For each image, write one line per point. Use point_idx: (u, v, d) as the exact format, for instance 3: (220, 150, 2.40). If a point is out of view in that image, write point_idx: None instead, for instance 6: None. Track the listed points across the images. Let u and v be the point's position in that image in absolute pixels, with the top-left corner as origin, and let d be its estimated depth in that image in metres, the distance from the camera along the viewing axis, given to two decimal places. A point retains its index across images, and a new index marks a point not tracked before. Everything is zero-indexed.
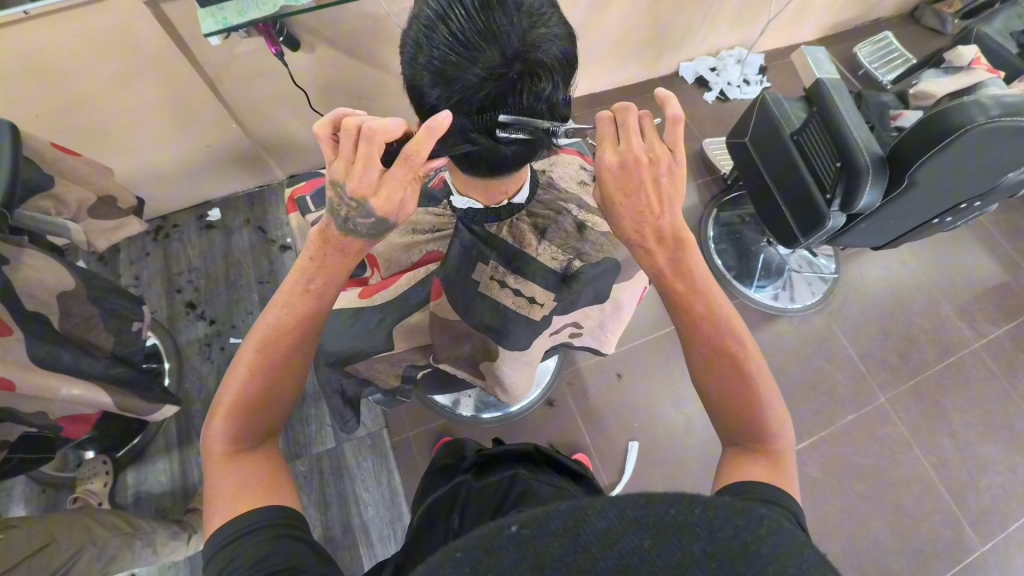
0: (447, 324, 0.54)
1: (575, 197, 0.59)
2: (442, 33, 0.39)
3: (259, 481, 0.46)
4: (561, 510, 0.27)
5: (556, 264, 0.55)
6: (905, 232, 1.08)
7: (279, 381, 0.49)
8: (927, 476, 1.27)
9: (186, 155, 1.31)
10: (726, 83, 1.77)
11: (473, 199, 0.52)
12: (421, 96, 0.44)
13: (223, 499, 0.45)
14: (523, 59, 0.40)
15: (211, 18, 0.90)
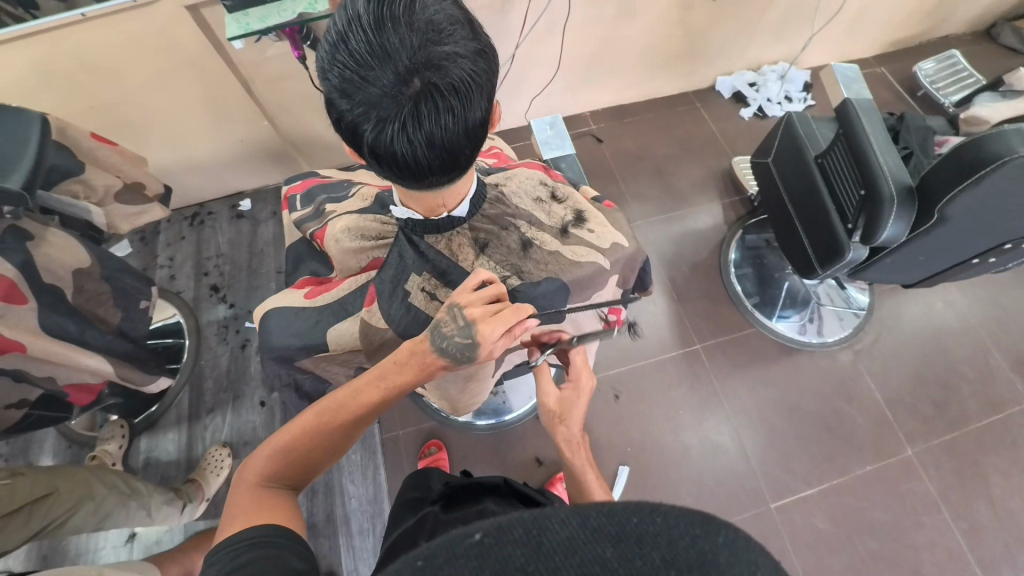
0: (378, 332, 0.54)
1: (527, 212, 0.57)
2: (342, 51, 0.41)
3: (274, 513, 0.41)
4: (521, 516, 0.23)
5: (490, 281, 0.55)
6: (938, 271, 0.98)
7: (327, 447, 0.46)
8: (954, 544, 1.14)
9: (221, 148, 1.41)
10: (764, 99, 1.69)
11: (412, 210, 0.52)
12: (333, 112, 0.44)
13: (232, 518, 0.39)
14: (421, 72, 0.40)
15: (236, 23, 0.96)
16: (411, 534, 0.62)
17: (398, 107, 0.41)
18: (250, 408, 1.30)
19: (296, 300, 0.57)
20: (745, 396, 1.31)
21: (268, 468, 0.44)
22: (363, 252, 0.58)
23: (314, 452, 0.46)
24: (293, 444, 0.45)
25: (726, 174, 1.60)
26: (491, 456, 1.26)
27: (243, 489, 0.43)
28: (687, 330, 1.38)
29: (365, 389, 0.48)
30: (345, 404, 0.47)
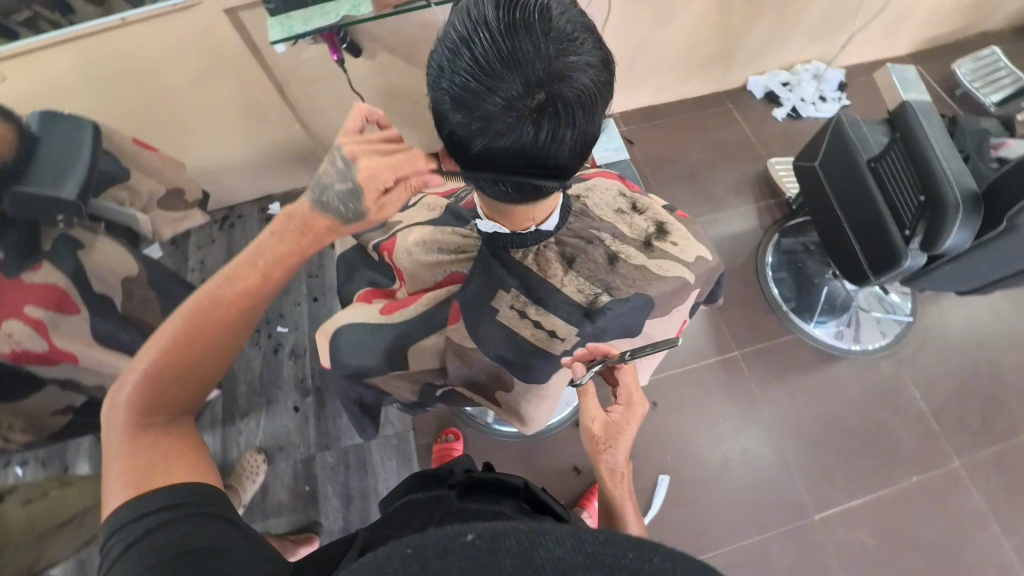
0: (466, 348, 0.54)
1: (609, 224, 0.56)
2: (466, 58, 0.39)
3: (168, 455, 0.44)
4: (520, 529, 0.28)
5: (580, 297, 0.53)
6: (999, 279, 0.95)
7: (209, 351, 0.48)
8: (1004, 559, 1.11)
9: (252, 151, 1.40)
10: (799, 100, 1.65)
11: (501, 225, 0.52)
12: (444, 120, 0.44)
13: (126, 476, 0.42)
14: (547, 88, 0.39)
15: (280, 26, 0.94)
16: (423, 515, 0.61)
17: (520, 125, 0.40)
18: (283, 412, 1.29)
19: (369, 314, 0.56)
20: (784, 405, 1.28)
21: (145, 399, 0.45)
22: (440, 267, 0.58)
23: (196, 365, 0.47)
24: (166, 361, 0.46)
25: (760, 177, 1.57)
26: (527, 464, 1.24)
27: (126, 436, 0.44)
28: (724, 336, 1.36)
29: (245, 285, 0.49)
30: (216, 307, 0.48)
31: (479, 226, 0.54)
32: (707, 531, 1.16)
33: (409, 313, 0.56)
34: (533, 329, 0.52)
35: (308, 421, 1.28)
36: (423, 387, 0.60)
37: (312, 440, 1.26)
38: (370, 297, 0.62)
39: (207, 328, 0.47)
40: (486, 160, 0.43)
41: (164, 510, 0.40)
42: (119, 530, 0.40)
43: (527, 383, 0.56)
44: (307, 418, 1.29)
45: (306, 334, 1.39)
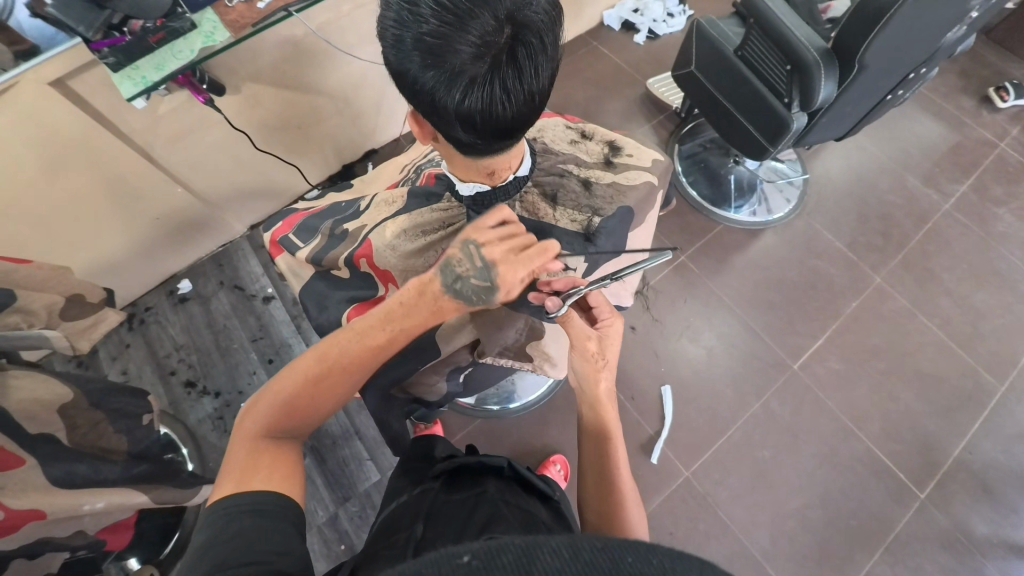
0: (487, 315, 0.61)
1: (571, 156, 0.65)
2: (431, 8, 0.41)
3: (274, 470, 0.49)
4: (515, 544, 0.29)
5: (575, 226, 0.61)
6: (863, 115, 1.11)
7: (338, 394, 0.55)
8: (936, 337, 1.34)
9: (134, 233, 1.24)
10: (652, 21, 1.77)
11: (479, 182, 0.57)
12: (414, 82, 0.46)
13: (235, 471, 0.48)
14: (505, 21, 0.43)
15: (130, 80, 0.85)
16: (411, 513, 0.64)
17: (488, 62, 0.43)
18: None
19: None
20: (737, 287, 1.42)
21: (275, 417, 0.53)
22: (432, 248, 0.62)
23: (317, 398, 0.54)
24: (298, 391, 0.53)
25: (645, 98, 1.68)
26: (546, 428, 1.27)
27: (246, 442, 0.51)
28: (667, 247, 1.47)
29: (378, 329, 0.57)
30: (354, 346, 0.55)
31: (460, 191, 0.60)
32: (718, 416, 1.28)
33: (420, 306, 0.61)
34: (547, 267, 0.60)
35: (315, 484, 1.20)
36: (449, 366, 0.67)
37: (328, 499, 1.19)
38: (364, 309, 0.65)
39: (337, 367, 0.55)
40: (468, 108, 0.45)
41: (241, 510, 0.44)
42: (220, 511, 0.44)
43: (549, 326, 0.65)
44: (313, 481, 1.20)
45: None
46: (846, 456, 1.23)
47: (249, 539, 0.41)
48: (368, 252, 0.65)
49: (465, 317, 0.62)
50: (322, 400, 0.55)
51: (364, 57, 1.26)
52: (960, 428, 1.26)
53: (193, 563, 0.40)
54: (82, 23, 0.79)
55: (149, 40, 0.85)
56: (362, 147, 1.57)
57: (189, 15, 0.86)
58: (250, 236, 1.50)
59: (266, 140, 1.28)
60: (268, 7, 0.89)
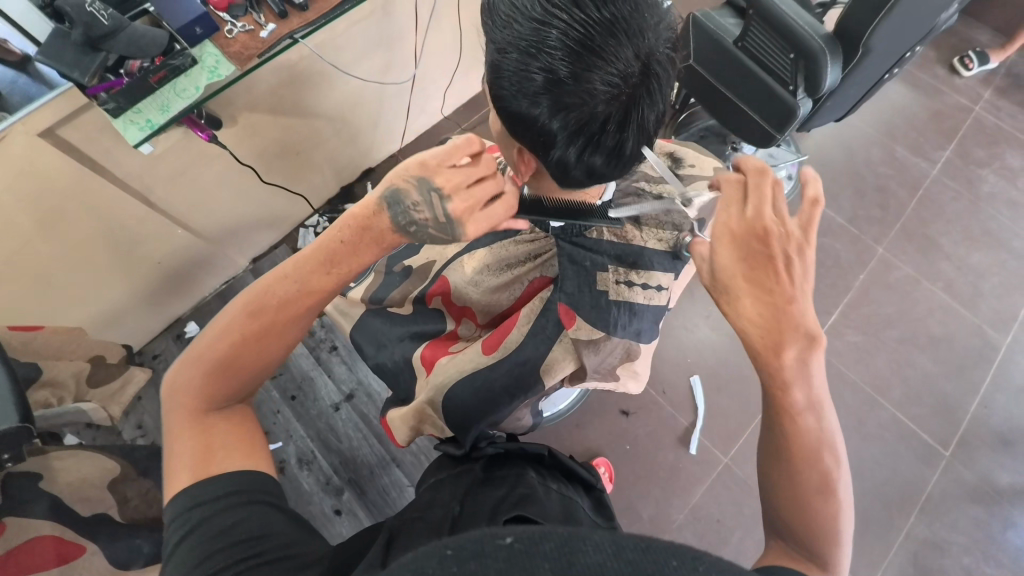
0: (591, 345, 0.59)
1: (640, 172, 0.65)
2: (566, 50, 0.44)
3: (232, 443, 0.52)
4: (556, 534, 0.28)
5: (662, 244, 0.62)
6: (864, 95, 1.14)
7: (274, 350, 0.57)
8: (941, 300, 1.40)
9: (135, 280, 1.18)
10: None
11: (570, 212, 0.58)
12: (537, 121, 0.48)
13: (191, 457, 0.50)
14: (642, 58, 0.45)
15: (134, 125, 0.81)
16: (436, 492, 0.50)
17: (622, 100, 0.46)
18: (329, 521, 1.17)
19: (476, 356, 0.60)
20: None
21: (211, 386, 0.54)
22: (518, 281, 0.63)
23: (260, 354, 0.56)
24: (236, 351, 0.55)
25: None
26: (585, 433, 1.27)
27: (191, 418, 0.53)
28: None
29: (307, 284, 0.57)
30: (293, 301, 0.57)
31: (550, 223, 0.59)
32: (749, 400, 1.30)
33: (514, 342, 0.60)
34: (643, 289, 0.60)
35: (359, 516, 1.17)
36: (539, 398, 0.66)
37: None
38: (441, 346, 0.65)
39: (277, 325, 0.57)
40: (593, 143, 0.48)
41: (214, 500, 0.47)
42: (185, 508, 0.47)
43: (644, 346, 0.63)
44: (356, 514, 1.18)
45: (306, 435, 1.24)
46: (873, 424, 1.28)
47: (226, 529, 0.45)
48: (442, 287, 0.66)
49: (568, 347, 0.60)
50: (267, 355, 0.57)
51: (359, 75, 1.22)
52: (973, 386, 1.31)
53: (178, 552, 0.44)
54: (76, 69, 0.75)
55: (149, 79, 0.80)
56: (360, 167, 1.52)
57: (189, 51, 0.82)
58: (254, 269, 1.45)
59: (266, 170, 1.24)
60: (271, 35, 0.85)
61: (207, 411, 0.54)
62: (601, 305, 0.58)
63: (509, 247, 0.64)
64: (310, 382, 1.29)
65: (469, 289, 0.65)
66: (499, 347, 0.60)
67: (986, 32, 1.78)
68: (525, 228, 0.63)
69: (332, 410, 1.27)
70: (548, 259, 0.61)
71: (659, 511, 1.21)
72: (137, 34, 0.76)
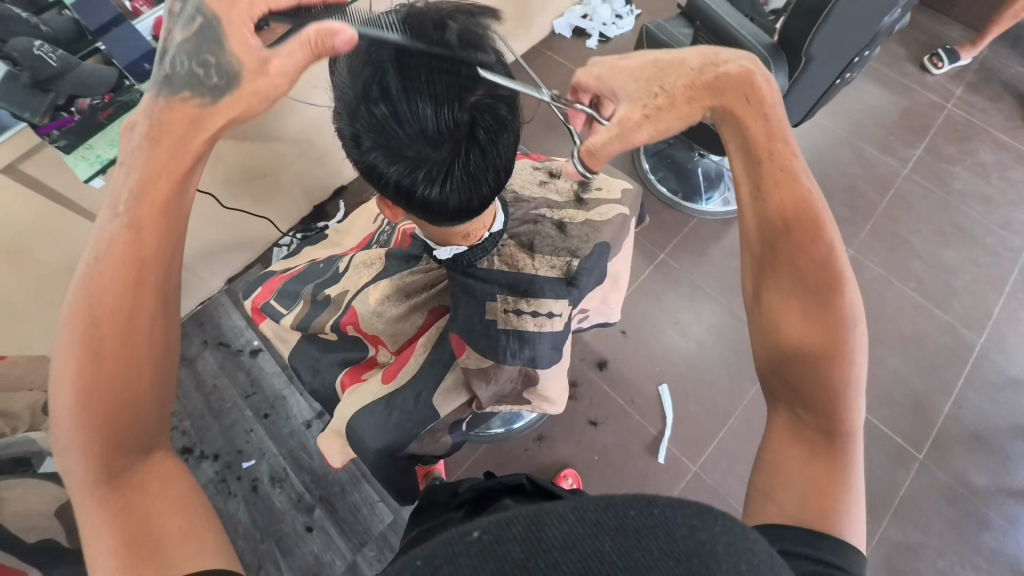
0: (484, 372, 0.61)
1: (543, 200, 0.69)
2: (376, 107, 0.47)
3: (163, 513, 0.41)
4: (522, 512, 0.25)
5: (554, 270, 0.64)
6: (818, 99, 1.14)
7: (130, 371, 0.40)
8: (913, 300, 1.39)
9: None
10: (602, 25, 1.80)
11: (458, 244, 0.59)
12: (380, 172, 0.52)
13: (115, 543, 0.39)
14: (465, 110, 0.48)
15: (85, 161, 0.86)
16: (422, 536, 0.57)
17: (448, 148, 0.49)
18: (299, 540, 1.18)
19: (378, 387, 0.63)
20: (717, 275, 1.45)
21: (92, 455, 0.39)
22: (418, 310, 0.65)
23: (119, 382, 0.39)
24: (80, 392, 0.38)
25: None
26: (553, 443, 1.27)
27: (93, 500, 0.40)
28: (647, 247, 1.49)
29: (120, 247, 0.39)
30: (101, 297, 0.39)
31: (439, 255, 0.61)
32: (718, 407, 1.30)
33: (415, 366, 0.63)
34: (532, 317, 0.61)
35: (330, 533, 1.19)
36: (452, 422, 0.66)
37: (344, 546, 1.18)
38: (359, 373, 0.67)
39: (125, 358, 0.40)
40: (427, 188, 0.51)
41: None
42: None
43: (542, 371, 0.65)
44: (327, 531, 1.19)
45: (278, 453, 1.26)
46: None
47: None
48: (354, 317, 0.67)
49: (459, 377, 0.63)
50: (139, 407, 0.41)
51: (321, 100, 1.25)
52: (947, 385, 1.30)
53: None
54: (26, 107, 0.76)
55: (99, 117, 0.84)
56: (331, 187, 1.55)
57: (137, 88, 0.87)
58: (229, 289, 1.47)
59: (231, 197, 1.27)
60: None
61: (98, 483, 0.40)
62: (491, 334, 0.61)
63: (410, 275, 0.66)
64: (282, 401, 1.32)
65: (376, 319, 0.65)
66: (397, 376, 0.63)
67: (957, 28, 1.78)
68: (422, 259, 0.66)
69: (304, 428, 1.29)
70: (442, 288, 0.65)
71: None
72: (85, 74, 0.80)
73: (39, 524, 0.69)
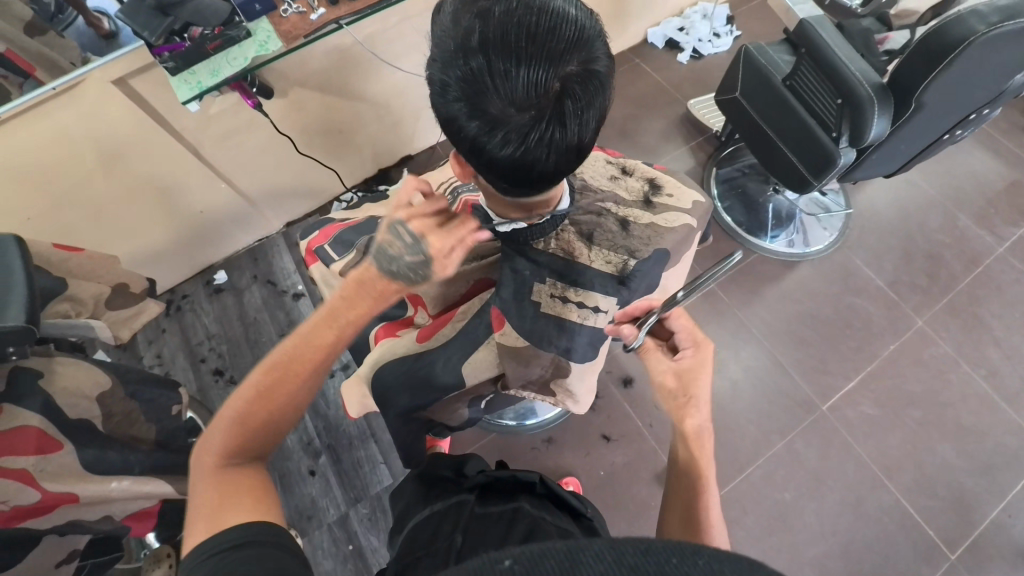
0: (513, 352, 0.62)
1: (610, 194, 0.68)
2: (470, 57, 0.46)
3: (247, 492, 0.47)
4: (558, 548, 0.26)
5: (609, 265, 0.64)
6: (919, 151, 1.06)
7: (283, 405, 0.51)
8: (980, 389, 1.27)
9: (178, 223, 1.29)
10: (696, 41, 1.75)
11: (516, 220, 0.60)
12: (459, 126, 0.50)
13: (204, 507, 0.45)
14: (557, 78, 0.47)
15: (186, 85, 0.89)
16: (440, 532, 0.56)
17: (532, 115, 0.47)
18: (301, 481, 1.22)
19: (412, 344, 0.65)
20: (766, 317, 1.38)
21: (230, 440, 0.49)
22: (463, 278, 0.66)
23: (272, 408, 0.50)
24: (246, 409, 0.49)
25: (683, 119, 1.66)
26: (561, 448, 1.26)
27: (209, 471, 0.49)
28: (698, 273, 1.43)
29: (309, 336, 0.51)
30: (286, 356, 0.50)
31: (498, 227, 0.62)
32: (739, 452, 1.24)
33: (446, 335, 0.64)
34: (577, 308, 0.62)
35: (329, 482, 1.22)
36: (473, 397, 0.68)
37: (340, 497, 1.21)
38: (393, 329, 0.69)
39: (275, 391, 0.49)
40: (502, 153, 0.50)
41: (226, 551, 0.41)
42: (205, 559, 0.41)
43: (576, 365, 0.66)
44: (327, 478, 1.23)
45: None
46: (872, 506, 1.18)
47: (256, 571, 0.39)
48: None
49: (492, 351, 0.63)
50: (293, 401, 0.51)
51: (407, 68, 1.29)
52: (999, 488, 1.18)
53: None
54: (147, 28, 0.84)
55: (207, 47, 0.87)
56: (399, 154, 1.59)
57: (245, 26, 0.89)
58: (286, 233, 1.53)
59: (306, 144, 1.33)
60: (320, 19, 0.91)
61: (223, 465, 0.49)
62: (533, 316, 0.62)
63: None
64: None
65: None
66: (431, 338, 0.65)
67: None
68: None
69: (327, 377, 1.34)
70: (493, 263, 0.66)
71: None
72: (203, 6, 0.85)
73: (82, 402, 0.74)
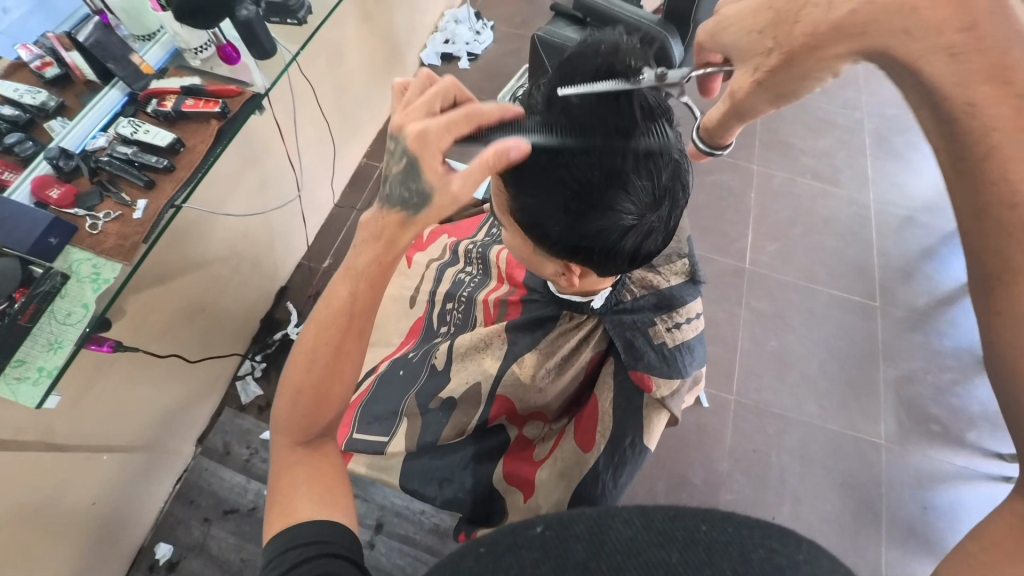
0: (675, 396, 0.64)
1: None
2: (586, 182, 0.50)
3: (311, 482, 0.57)
4: (587, 514, 0.25)
5: (684, 276, 0.68)
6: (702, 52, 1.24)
7: (328, 381, 0.58)
8: (815, 188, 1.66)
9: (73, 535, 0.96)
10: (466, 44, 1.82)
11: (608, 288, 0.67)
12: (592, 247, 0.56)
13: (298, 491, 0.56)
14: (661, 152, 0.52)
15: (27, 382, 0.66)
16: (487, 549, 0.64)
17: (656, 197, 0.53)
18: None
19: (573, 449, 0.69)
20: None
21: (298, 423, 0.59)
22: (573, 366, 0.72)
23: (327, 393, 0.58)
24: (302, 388, 0.58)
25: None
26: None
27: (290, 448, 0.59)
28: None
29: (335, 298, 0.57)
30: (324, 326, 0.56)
31: (595, 304, 0.68)
32: (725, 337, 1.43)
33: (608, 426, 0.67)
34: (692, 326, 0.66)
35: None
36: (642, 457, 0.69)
37: None
38: (522, 457, 0.73)
39: (326, 370, 0.57)
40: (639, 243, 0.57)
41: (294, 558, 0.47)
42: (274, 556, 0.48)
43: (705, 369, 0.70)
44: None
45: None
46: (822, 308, 1.47)
47: None
48: (502, 407, 0.75)
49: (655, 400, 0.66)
50: (342, 383, 0.59)
51: (239, 208, 1.13)
52: (869, 242, 1.57)
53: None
54: None
55: (18, 322, 0.63)
56: (274, 291, 1.39)
57: (53, 267, 0.67)
58: (205, 449, 1.24)
59: (180, 347, 1.10)
60: (147, 212, 0.73)
61: (297, 446, 0.60)
62: (666, 357, 0.64)
63: (559, 338, 0.73)
64: None
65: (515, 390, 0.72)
66: (596, 440, 0.67)
67: None
68: (563, 316, 0.73)
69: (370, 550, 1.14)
70: (598, 335, 0.71)
71: (704, 469, 1.28)
72: None
73: None
